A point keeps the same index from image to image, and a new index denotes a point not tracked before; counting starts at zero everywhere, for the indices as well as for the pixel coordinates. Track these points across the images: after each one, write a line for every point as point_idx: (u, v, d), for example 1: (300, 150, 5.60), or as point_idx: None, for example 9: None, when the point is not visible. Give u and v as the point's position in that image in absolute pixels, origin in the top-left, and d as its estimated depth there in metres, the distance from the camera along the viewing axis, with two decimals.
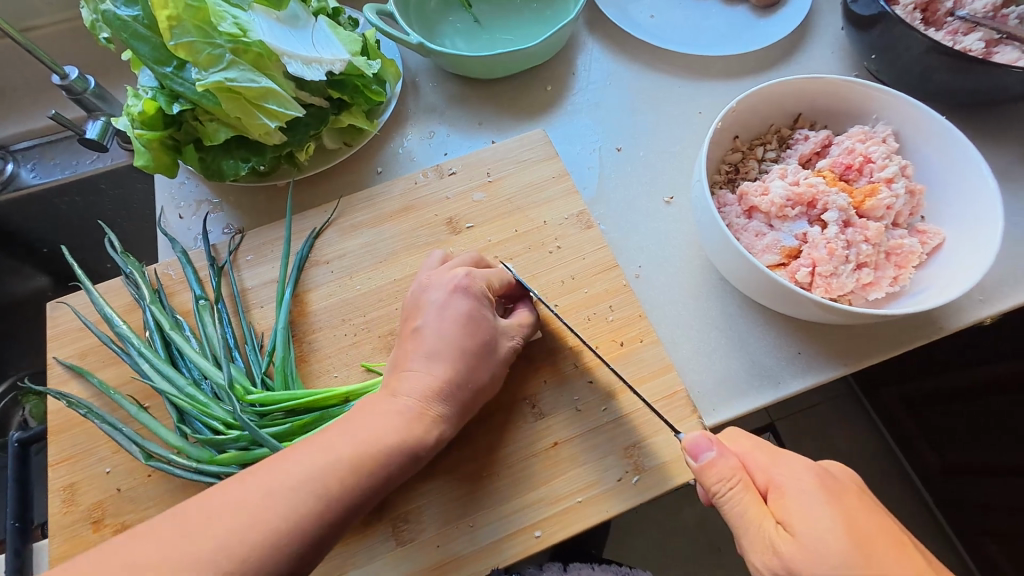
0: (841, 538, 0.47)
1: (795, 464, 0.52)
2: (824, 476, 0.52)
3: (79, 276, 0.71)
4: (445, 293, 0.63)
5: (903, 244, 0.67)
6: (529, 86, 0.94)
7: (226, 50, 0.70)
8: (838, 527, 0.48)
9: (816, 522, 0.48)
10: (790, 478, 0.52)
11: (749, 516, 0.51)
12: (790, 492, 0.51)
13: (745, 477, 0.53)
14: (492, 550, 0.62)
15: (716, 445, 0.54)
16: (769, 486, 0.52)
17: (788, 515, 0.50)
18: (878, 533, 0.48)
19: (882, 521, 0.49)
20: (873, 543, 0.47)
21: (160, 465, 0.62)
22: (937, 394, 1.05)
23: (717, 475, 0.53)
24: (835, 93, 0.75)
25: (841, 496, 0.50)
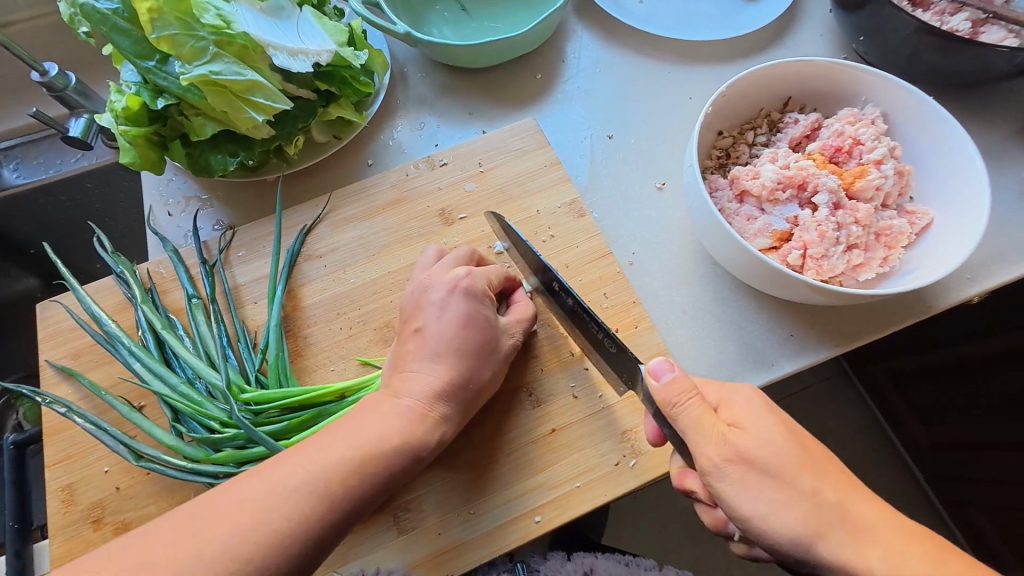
0: (788, 438, 0.50)
1: (741, 382, 0.56)
2: (759, 394, 0.56)
3: (64, 275, 0.69)
4: (443, 294, 0.64)
5: (892, 225, 0.68)
6: (519, 75, 0.93)
7: (209, 43, 0.69)
8: (784, 430, 0.51)
9: (762, 422, 0.51)
10: (736, 390, 0.55)
11: (704, 418, 0.51)
12: (741, 402, 0.53)
13: (700, 390, 0.54)
14: (492, 536, 0.63)
15: (676, 364, 0.54)
16: (720, 402, 0.54)
17: (739, 418, 0.52)
18: (810, 436, 0.52)
19: (809, 431, 0.54)
20: (810, 446, 0.51)
21: (150, 466, 0.61)
22: (926, 371, 1.06)
23: (676, 391, 0.52)
24: (823, 75, 0.76)
25: (777, 409, 0.54)
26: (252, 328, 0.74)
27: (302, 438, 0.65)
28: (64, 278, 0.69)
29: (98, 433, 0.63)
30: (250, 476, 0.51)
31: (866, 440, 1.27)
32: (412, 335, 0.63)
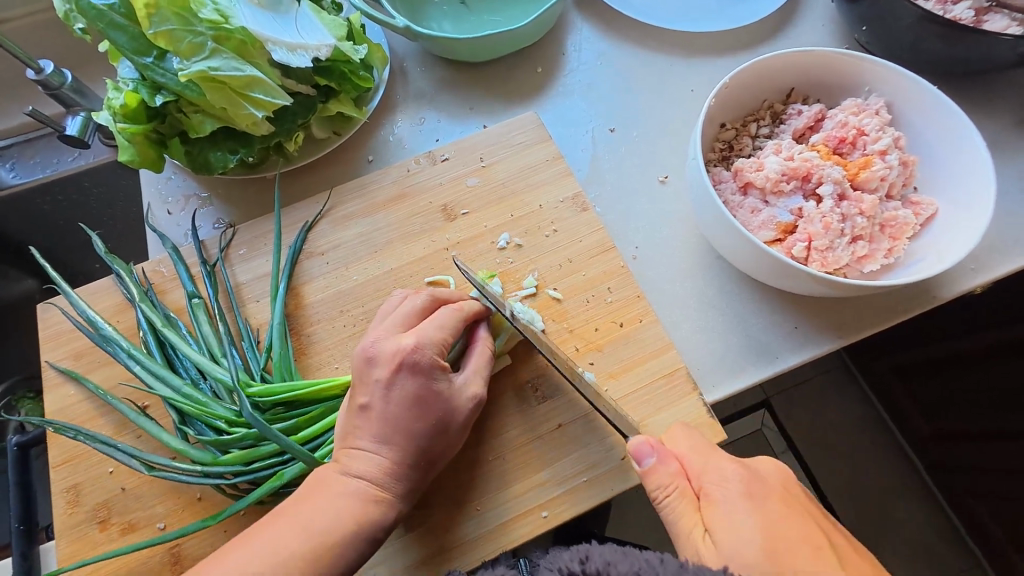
0: (758, 548, 0.47)
1: (727, 469, 0.53)
2: (753, 480, 0.52)
3: (56, 279, 0.70)
4: (388, 372, 0.59)
5: (897, 216, 0.68)
6: (519, 68, 0.92)
7: (207, 38, 0.68)
8: (758, 538, 0.48)
9: (738, 531, 0.49)
10: (720, 484, 0.52)
11: (683, 519, 0.53)
12: (718, 499, 0.51)
13: (681, 484, 0.54)
14: (499, 532, 0.63)
15: (656, 451, 0.56)
16: (702, 491, 0.53)
17: (713, 522, 0.50)
18: (803, 543, 0.48)
19: (810, 529, 0.49)
20: (790, 555, 0.47)
21: (161, 474, 0.61)
22: (929, 364, 1.06)
23: (655, 482, 0.55)
24: (826, 65, 0.75)
25: (767, 501, 0.51)
26: (255, 326, 0.73)
27: (311, 432, 0.65)
28: (56, 282, 0.70)
29: (107, 450, 0.63)
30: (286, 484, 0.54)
31: (867, 431, 1.28)
32: (357, 411, 0.60)
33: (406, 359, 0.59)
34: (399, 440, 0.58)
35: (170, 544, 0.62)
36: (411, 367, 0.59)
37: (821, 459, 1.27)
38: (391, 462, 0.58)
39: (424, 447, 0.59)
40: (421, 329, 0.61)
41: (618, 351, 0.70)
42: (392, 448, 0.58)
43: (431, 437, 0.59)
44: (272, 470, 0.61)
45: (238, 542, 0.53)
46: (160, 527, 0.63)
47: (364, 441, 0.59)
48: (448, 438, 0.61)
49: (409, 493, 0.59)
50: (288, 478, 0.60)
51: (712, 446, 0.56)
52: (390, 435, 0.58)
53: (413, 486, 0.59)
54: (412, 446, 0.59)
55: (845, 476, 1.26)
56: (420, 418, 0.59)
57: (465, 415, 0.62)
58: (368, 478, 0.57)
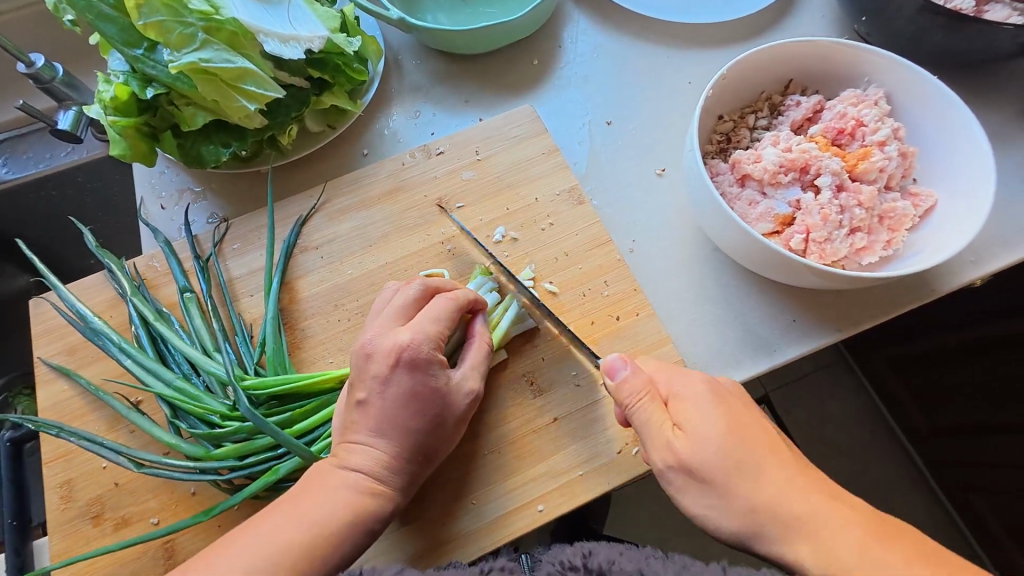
0: (729, 438, 0.52)
1: (693, 378, 0.57)
2: (717, 386, 0.57)
3: (44, 272, 0.69)
4: (386, 366, 0.59)
5: (896, 207, 0.67)
6: (516, 60, 0.91)
7: (198, 29, 0.67)
8: (724, 430, 0.53)
9: (707, 424, 0.53)
10: (689, 388, 0.57)
11: (652, 419, 0.56)
12: (687, 398, 0.56)
13: (652, 390, 0.57)
14: (495, 526, 0.63)
15: (629, 364, 0.59)
16: (671, 396, 0.57)
17: (685, 416, 0.55)
18: (758, 434, 0.54)
19: (762, 422, 0.55)
20: (750, 444, 0.52)
21: (150, 469, 0.60)
22: (927, 357, 1.05)
23: (628, 391, 0.57)
24: (826, 56, 0.74)
25: (729, 402, 0.56)
26: (249, 321, 0.73)
27: (306, 425, 0.65)
28: (47, 275, 0.69)
29: (92, 447, 0.62)
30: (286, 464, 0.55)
31: (866, 425, 1.27)
32: (354, 405, 0.60)
33: (403, 355, 0.59)
34: (396, 434, 0.58)
35: (163, 540, 0.62)
36: (409, 362, 0.59)
37: (818, 453, 1.27)
38: (387, 455, 0.58)
39: (421, 441, 0.59)
40: (417, 324, 0.61)
41: (615, 344, 0.70)
42: (389, 441, 0.58)
43: (428, 431, 0.59)
44: (267, 464, 0.61)
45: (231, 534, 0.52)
46: (153, 522, 0.63)
47: (360, 434, 0.58)
48: (444, 431, 0.60)
49: (407, 486, 0.59)
50: (283, 473, 0.60)
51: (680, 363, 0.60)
52: (387, 428, 0.58)
53: (411, 479, 0.59)
54: (409, 441, 0.58)
55: (842, 470, 1.25)
56: (415, 412, 0.58)
57: (462, 408, 0.61)
58: (365, 471, 0.57)
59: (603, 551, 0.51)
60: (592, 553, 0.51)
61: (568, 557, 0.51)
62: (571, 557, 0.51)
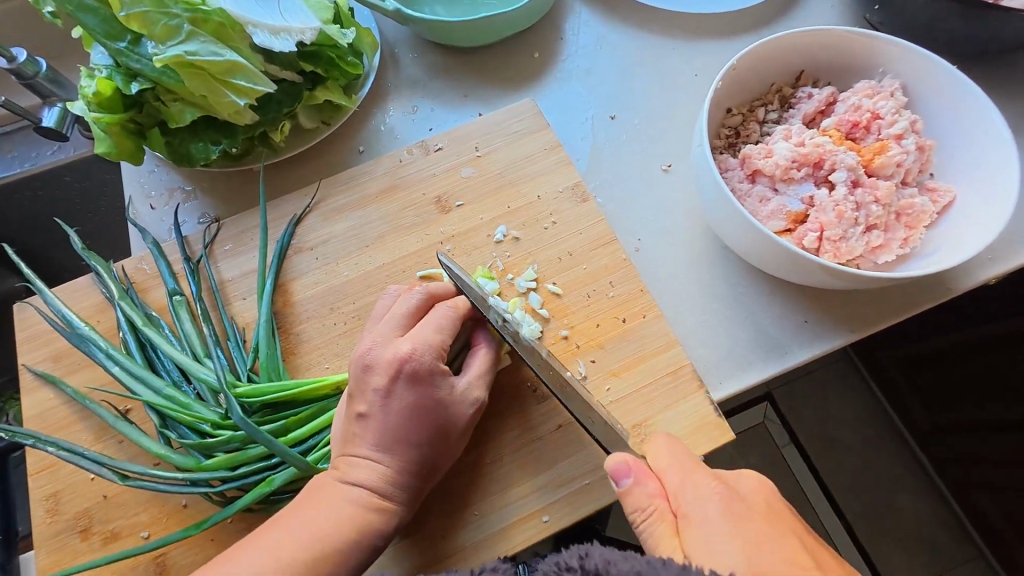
0: (739, 567, 0.44)
1: (705, 485, 0.50)
2: (732, 498, 0.49)
3: (30, 277, 0.66)
4: (386, 380, 0.56)
5: (914, 204, 0.64)
6: (516, 53, 0.88)
7: (183, 21, 0.64)
8: (735, 557, 0.45)
9: (718, 553, 0.45)
10: (698, 504, 0.49)
11: (661, 544, 0.50)
12: (694, 519, 0.48)
13: (659, 505, 0.51)
14: (498, 538, 0.60)
15: (633, 470, 0.53)
16: (680, 512, 0.50)
17: (691, 543, 0.47)
18: (786, 564, 0.44)
19: (793, 545, 0.46)
20: (770, 572, 0.43)
21: (138, 482, 0.57)
22: (935, 356, 1.02)
23: (632, 503, 0.52)
24: (839, 45, 0.71)
25: (747, 522, 0.47)
26: (242, 325, 0.70)
27: (302, 433, 0.62)
28: (31, 279, 0.67)
29: (76, 459, 0.59)
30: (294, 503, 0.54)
31: (873, 424, 1.25)
32: (355, 418, 0.57)
33: (404, 366, 0.56)
34: (400, 447, 0.56)
35: (154, 554, 0.60)
36: (411, 375, 0.56)
37: (825, 453, 1.25)
38: (390, 469, 0.55)
39: (424, 454, 0.56)
40: (417, 333, 0.58)
41: (621, 347, 0.67)
42: (392, 455, 0.55)
43: (430, 442, 0.57)
44: (261, 475, 0.58)
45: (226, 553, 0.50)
46: (144, 536, 0.60)
47: (363, 448, 0.56)
48: (448, 443, 0.58)
49: (410, 499, 0.57)
50: (278, 484, 0.57)
51: (694, 461, 0.53)
52: (389, 441, 0.56)
53: (414, 493, 0.57)
54: (412, 453, 0.56)
55: (849, 470, 1.23)
56: (418, 423, 0.56)
57: (467, 421, 0.59)
58: (368, 486, 0.55)
59: (600, 551, 0.45)
60: (590, 554, 0.45)
61: (563, 558, 0.46)
62: (567, 558, 0.46)
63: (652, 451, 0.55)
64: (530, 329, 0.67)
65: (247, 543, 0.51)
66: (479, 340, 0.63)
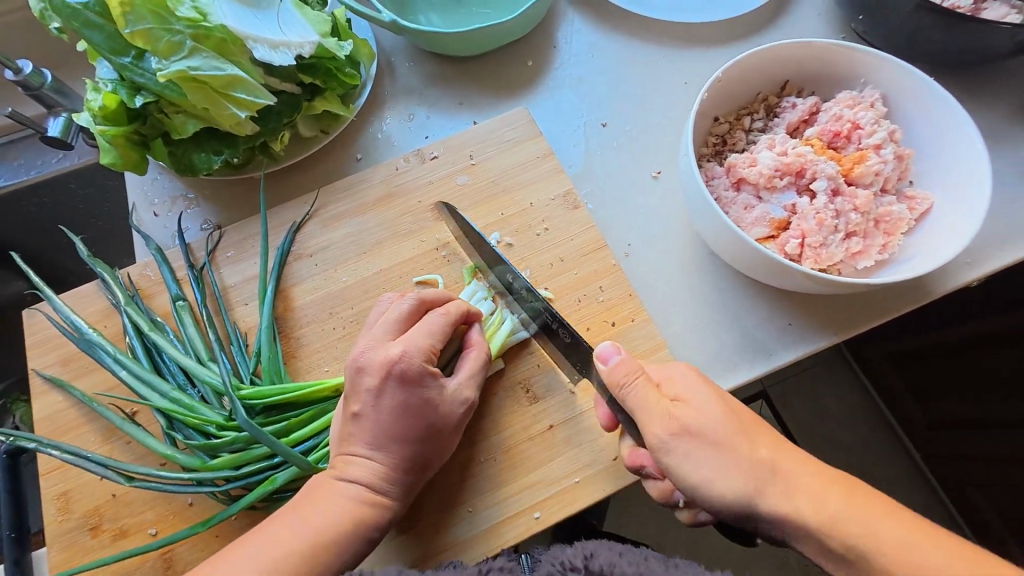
0: (724, 415, 0.53)
1: (680, 362, 0.59)
2: (701, 373, 0.58)
3: (38, 284, 0.68)
4: (378, 381, 0.59)
5: (891, 211, 0.67)
6: (510, 62, 0.90)
7: (186, 37, 0.66)
8: (718, 406, 0.54)
9: (699, 392, 0.55)
10: (675, 366, 0.58)
11: (648, 398, 0.55)
12: (681, 380, 0.56)
13: (644, 370, 0.57)
14: (492, 533, 0.63)
15: (621, 349, 0.58)
16: (663, 379, 0.57)
17: (681, 393, 0.55)
18: (753, 419, 0.54)
19: (741, 405, 0.57)
20: (749, 422, 0.53)
21: (143, 483, 0.60)
22: (921, 354, 1.06)
23: (620, 372, 0.56)
24: (822, 57, 0.73)
25: (717, 386, 0.57)
26: (244, 330, 0.73)
27: (303, 434, 0.64)
28: (39, 287, 0.69)
29: (83, 462, 0.61)
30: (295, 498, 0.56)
31: (863, 422, 1.28)
32: (350, 418, 0.59)
33: (396, 368, 0.59)
34: (394, 446, 0.58)
35: (161, 551, 0.62)
36: (402, 376, 0.59)
37: (815, 450, 1.27)
38: (386, 467, 0.58)
39: (417, 451, 0.59)
40: (409, 337, 0.61)
41: None
42: (387, 453, 0.58)
43: (424, 441, 0.59)
44: (264, 474, 0.61)
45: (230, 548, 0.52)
46: (151, 533, 0.63)
47: (359, 446, 0.58)
48: (440, 443, 0.60)
49: (405, 495, 0.59)
50: (280, 483, 0.60)
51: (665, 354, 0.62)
52: (383, 440, 0.58)
53: (409, 489, 0.59)
54: (406, 451, 0.58)
55: (839, 466, 1.26)
56: (410, 422, 0.59)
57: (458, 419, 0.61)
58: (364, 483, 0.57)
59: (603, 553, 0.51)
60: (593, 555, 0.51)
61: (568, 558, 0.51)
62: (571, 559, 0.51)
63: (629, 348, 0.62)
64: (521, 333, 0.70)
65: (253, 536, 0.53)
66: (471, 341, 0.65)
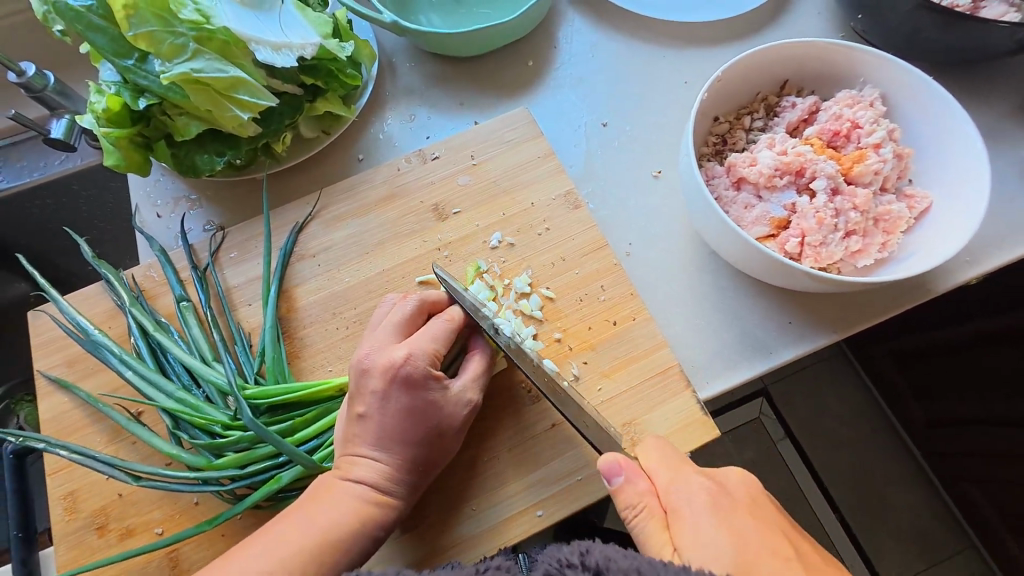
0: (725, 557, 0.47)
1: (691, 485, 0.54)
2: (718, 494, 0.53)
3: (44, 286, 0.69)
4: (383, 382, 0.59)
5: (891, 210, 0.67)
6: (510, 62, 0.91)
7: (189, 39, 0.66)
8: (722, 546, 0.48)
9: (704, 539, 0.49)
10: (685, 496, 0.53)
11: (651, 537, 0.52)
12: (684, 513, 0.52)
13: (649, 502, 0.54)
14: (495, 531, 0.63)
15: (625, 469, 0.55)
16: (669, 507, 0.53)
17: (682, 536, 0.50)
18: (769, 554, 0.48)
19: (771, 536, 0.50)
20: (752, 557, 0.47)
21: (150, 482, 0.60)
22: (920, 352, 1.06)
23: (624, 500, 0.54)
24: (822, 56, 0.74)
25: (732, 514, 0.51)
26: (248, 330, 0.73)
27: (308, 433, 0.65)
28: (44, 288, 0.69)
29: (89, 461, 0.62)
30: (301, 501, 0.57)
31: (863, 419, 1.28)
32: (355, 419, 0.60)
33: (399, 370, 0.59)
34: (399, 446, 0.59)
35: (167, 549, 0.63)
36: (406, 378, 0.59)
37: (815, 447, 1.28)
38: (390, 467, 0.58)
39: (422, 452, 0.59)
40: (413, 339, 0.61)
41: (612, 349, 0.70)
42: (392, 453, 0.58)
43: (428, 441, 0.59)
44: (269, 473, 0.61)
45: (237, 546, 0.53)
46: (157, 532, 0.63)
47: (364, 447, 0.59)
48: (444, 442, 0.61)
49: (409, 494, 0.60)
50: (285, 482, 0.60)
51: (680, 460, 0.57)
52: (388, 440, 0.59)
53: (413, 488, 0.60)
54: (410, 451, 0.59)
55: (840, 463, 1.27)
56: (414, 423, 0.59)
57: (462, 420, 0.62)
58: (369, 482, 0.57)
59: (600, 548, 0.47)
60: (590, 550, 0.47)
61: (564, 555, 0.47)
62: (568, 555, 0.47)
63: (644, 455, 0.58)
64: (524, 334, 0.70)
65: (262, 534, 0.54)
66: (474, 347, 0.65)
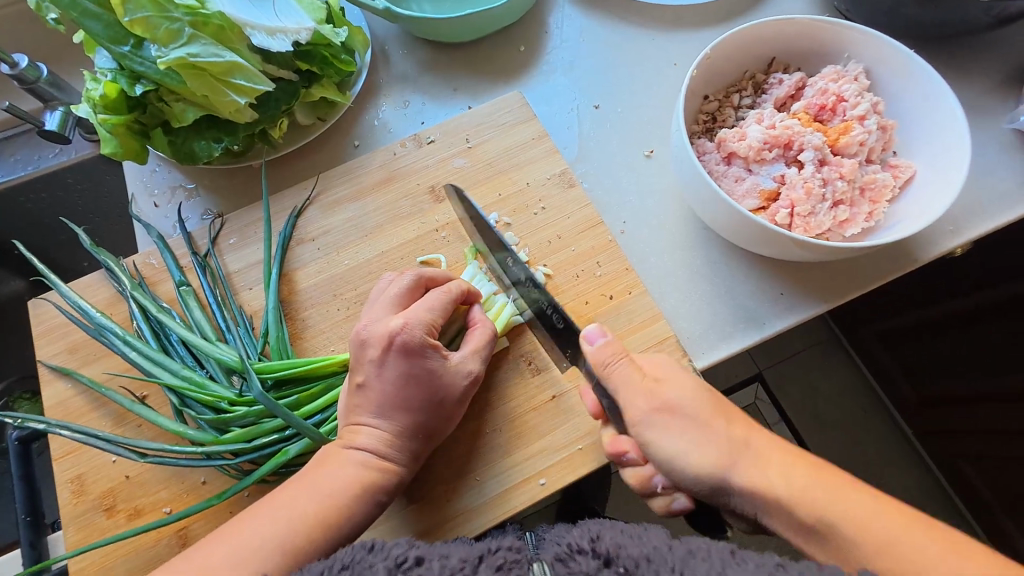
0: (695, 387, 0.57)
1: (654, 350, 0.62)
2: (674, 355, 0.63)
3: (44, 272, 0.69)
4: (380, 351, 0.61)
5: (876, 179, 0.69)
6: (503, 48, 0.92)
7: (185, 24, 0.67)
8: (690, 379, 0.58)
9: (681, 376, 0.58)
10: (657, 356, 0.61)
11: (629, 381, 0.58)
12: (658, 362, 0.60)
13: (625, 356, 0.60)
14: (499, 501, 0.65)
15: (605, 332, 0.61)
16: (643, 362, 0.60)
17: (659, 373, 0.58)
18: (717, 393, 0.58)
19: (711, 384, 0.60)
20: (712, 395, 0.57)
21: (157, 458, 0.61)
22: (912, 330, 1.07)
23: (605, 356, 0.59)
24: (806, 34, 0.76)
25: (685, 365, 0.61)
26: (250, 313, 0.74)
27: (314, 407, 0.66)
28: (45, 275, 0.70)
29: (97, 441, 0.63)
30: (308, 470, 0.58)
31: (854, 397, 1.31)
32: (355, 389, 0.61)
33: (396, 338, 0.60)
34: (398, 414, 0.60)
35: (176, 528, 0.64)
36: (403, 346, 0.60)
37: (809, 427, 1.30)
38: (391, 435, 0.59)
39: (422, 420, 0.61)
40: (411, 310, 0.62)
41: (610, 323, 0.72)
42: (392, 422, 0.60)
43: (428, 409, 0.61)
44: (276, 446, 0.63)
45: (243, 515, 0.53)
46: (165, 512, 0.64)
47: (365, 416, 0.60)
48: (444, 412, 0.62)
49: (411, 461, 0.61)
50: (293, 454, 0.61)
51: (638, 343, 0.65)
52: (389, 409, 0.60)
53: (414, 456, 0.61)
54: (410, 419, 0.60)
55: (832, 442, 1.29)
56: (414, 391, 0.60)
57: (461, 392, 0.63)
58: (371, 450, 0.59)
59: (610, 535, 0.47)
60: (600, 537, 0.47)
61: (574, 540, 0.48)
62: (578, 541, 0.47)
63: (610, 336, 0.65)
64: (520, 318, 0.71)
65: (271, 499, 0.55)
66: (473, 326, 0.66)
